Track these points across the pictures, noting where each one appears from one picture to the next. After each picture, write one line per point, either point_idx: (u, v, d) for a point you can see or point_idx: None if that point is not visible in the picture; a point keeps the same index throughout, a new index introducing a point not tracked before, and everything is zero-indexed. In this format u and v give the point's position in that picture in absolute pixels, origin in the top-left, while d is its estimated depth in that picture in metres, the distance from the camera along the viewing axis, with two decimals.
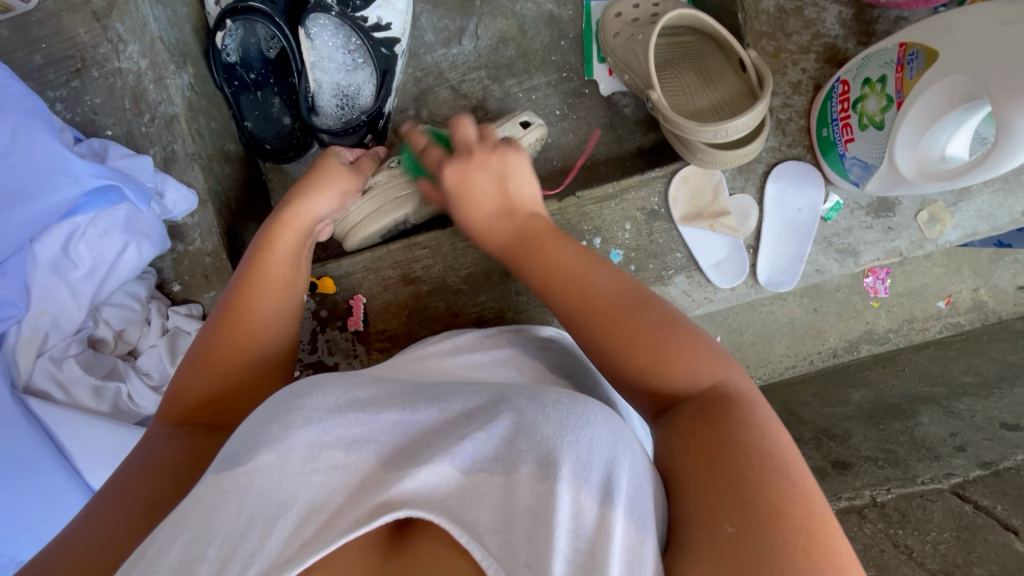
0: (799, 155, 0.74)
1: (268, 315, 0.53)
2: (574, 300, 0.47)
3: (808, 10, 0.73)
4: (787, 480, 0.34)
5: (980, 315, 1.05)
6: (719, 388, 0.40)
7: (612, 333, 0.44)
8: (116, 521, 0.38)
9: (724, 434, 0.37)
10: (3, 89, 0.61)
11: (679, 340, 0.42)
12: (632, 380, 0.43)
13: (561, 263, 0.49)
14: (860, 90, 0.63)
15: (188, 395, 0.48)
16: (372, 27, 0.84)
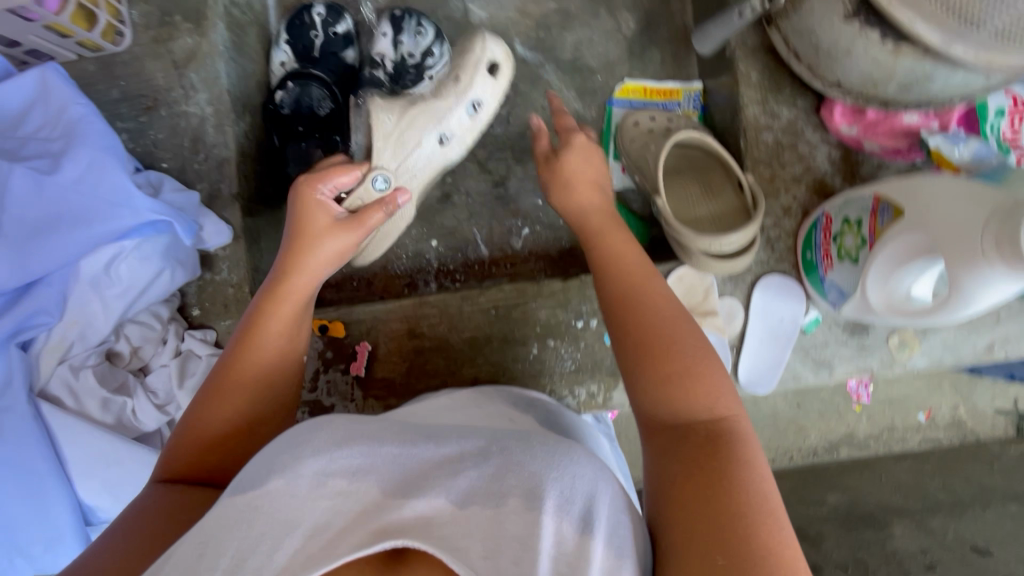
0: (784, 271, 0.82)
1: (270, 351, 0.58)
2: (630, 319, 0.55)
3: (802, 145, 0.82)
4: (777, 525, 0.41)
5: (958, 433, 1.07)
6: (729, 417, 0.48)
7: (651, 357, 0.51)
8: (158, 518, 0.47)
9: (720, 474, 0.43)
10: (87, 125, 0.67)
11: (705, 374, 0.50)
12: (663, 409, 0.49)
13: (624, 268, 0.60)
14: (840, 226, 0.71)
15: (195, 439, 0.53)
16: (416, 104, 0.95)
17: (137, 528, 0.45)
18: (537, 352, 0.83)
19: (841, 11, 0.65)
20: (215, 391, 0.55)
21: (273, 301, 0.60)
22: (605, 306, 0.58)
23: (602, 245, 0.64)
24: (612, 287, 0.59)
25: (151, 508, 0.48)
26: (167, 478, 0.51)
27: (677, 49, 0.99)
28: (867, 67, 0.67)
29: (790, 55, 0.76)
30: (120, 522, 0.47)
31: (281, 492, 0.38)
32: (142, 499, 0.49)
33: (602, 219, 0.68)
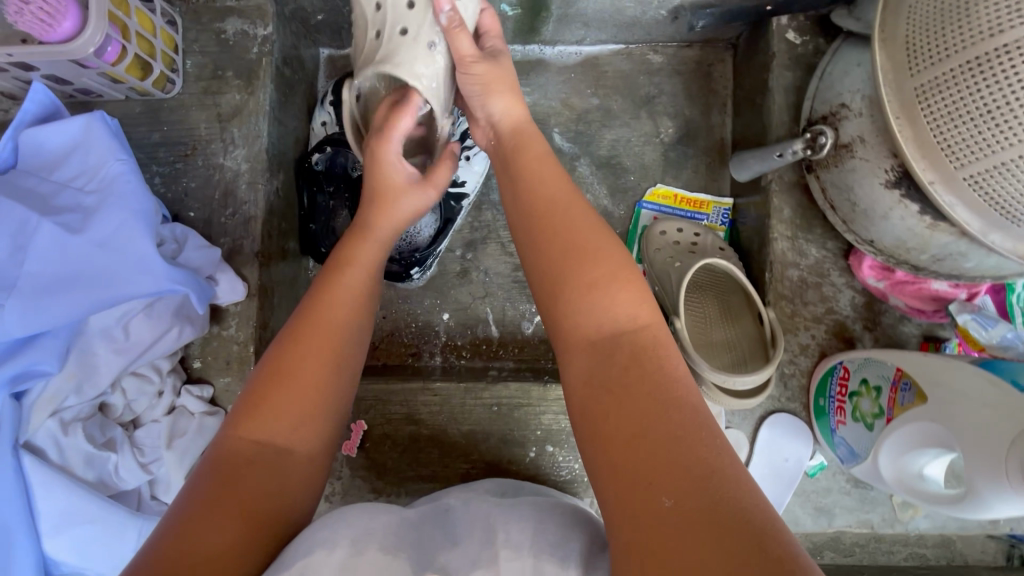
0: (794, 409, 0.80)
1: (340, 328, 0.60)
2: (555, 242, 0.57)
3: (826, 286, 0.81)
4: (712, 434, 0.45)
5: (945, 553, 1.00)
6: (651, 328, 0.52)
7: (575, 255, 0.56)
8: (231, 524, 0.47)
9: (655, 400, 0.47)
10: (123, 185, 0.68)
11: (624, 289, 0.53)
12: (586, 365, 0.52)
13: (549, 192, 0.60)
14: (857, 385, 0.70)
15: (257, 409, 0.54)
16: (449, 183, 0.95)
17: (206, 535, 0.45)
18: (534, 456, 0.82)
19: (882, 178, 0.66)
20: (274, 390, 0.55)
21: (330, 301, 0.61)
22: (517, 227, 0.61)
23: (520, 156, 0.64)
24: (525, 229, 0.60)
25: (208, 502, 0.48)
26: (226, 468, 0.50)
27: (712, 162, 1.00)
28: (902, 234, 0.67)
29: (827, 205, 0.77)
30: (169, 527, 0.46)
31: (325, 559, 0.44)
32: (195, 491, 0.49)
33: (528, 131, 0.67)
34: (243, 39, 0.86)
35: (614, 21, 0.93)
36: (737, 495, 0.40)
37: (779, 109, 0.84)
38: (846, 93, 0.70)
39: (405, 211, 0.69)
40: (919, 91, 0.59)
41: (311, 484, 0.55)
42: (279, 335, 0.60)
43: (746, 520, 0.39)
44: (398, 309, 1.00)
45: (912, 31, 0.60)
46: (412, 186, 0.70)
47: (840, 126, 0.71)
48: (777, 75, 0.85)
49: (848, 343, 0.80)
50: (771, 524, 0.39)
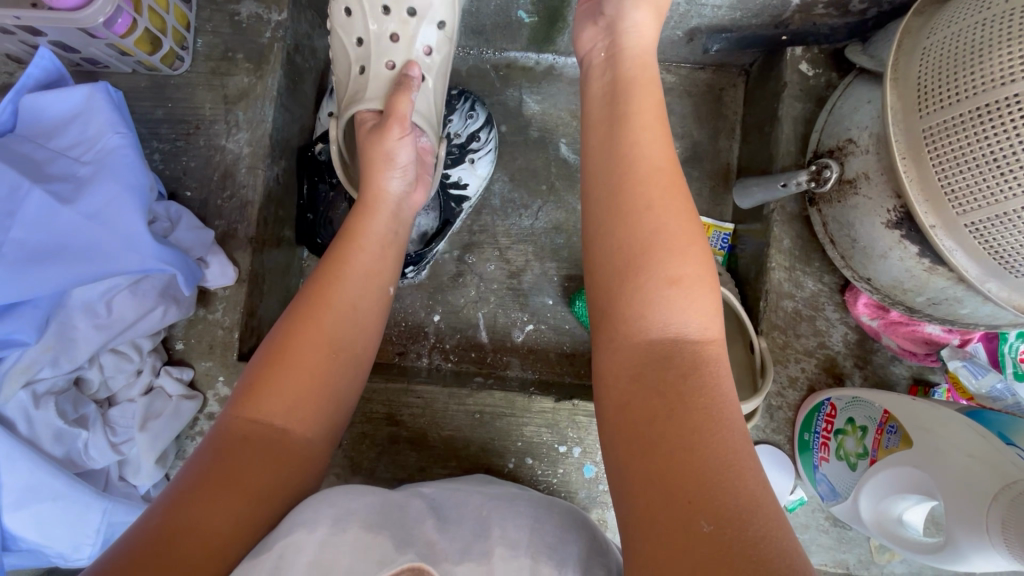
0: (779, 442, 0.79)
1: (346, 309, 0.60)
2: (642, 225, 0.52)
3: (820, 320, 0.81)
4: (751, 462, 0.43)
5: None
6: (716, 345, 0.49)
7: (661, 245, 0.51)
8: (232, 504, 0.47)
9: (690, 410, 0.45)
10: (120, 158, 0.67)
11: (693, 293, 0.50)
12: (632, 357, 0.49)
13: (647, 153, 0.55)
14: (843, 424, 0.69)
15: (259, 391, 0.54)
16: (451, 184, 0.94)
17: (207, 515, 0.45)
18: (513, 467, 0.81)
19: (883, 217, 0.66)
20: (277, 381, 0.54)
21: (338, 293, 0.60)
22: (594, 197, 0.56)
23: (599, 135, 0.59)
24: (608, 198, 0.55)
25: (205, 491, 0.47)
26: (225, 457, 0.50)
27: (716, 186, 0.99)
28: (899, 275, 0.67)
29: (827, 239, 0.76)
30: (162, 510, 0.45)
31: (306, 538, 0.44)
32: (193, 476, 0.48)
33: (645, 80, 0.59)
34: (257, 23, 0.86)
35: None
36: (772, 533, 0.39)
37: (786, 139, 0.84)
38: (854, 129, 0.69)
39: (398, 210, 0.69)
40: (927, 134, 0.59)
41: (311, 479, 0.55)
42: (281, 320, 0.58)
43: (779, 557, 0.37)
44: (389, 307, 0.99)
45: (925, 74, 0.59)
46: (405, 186, 0.70)
47: (846, 161, 0.70)
48: (787, 105, 0.85)
49: (837, 379, 0.79)
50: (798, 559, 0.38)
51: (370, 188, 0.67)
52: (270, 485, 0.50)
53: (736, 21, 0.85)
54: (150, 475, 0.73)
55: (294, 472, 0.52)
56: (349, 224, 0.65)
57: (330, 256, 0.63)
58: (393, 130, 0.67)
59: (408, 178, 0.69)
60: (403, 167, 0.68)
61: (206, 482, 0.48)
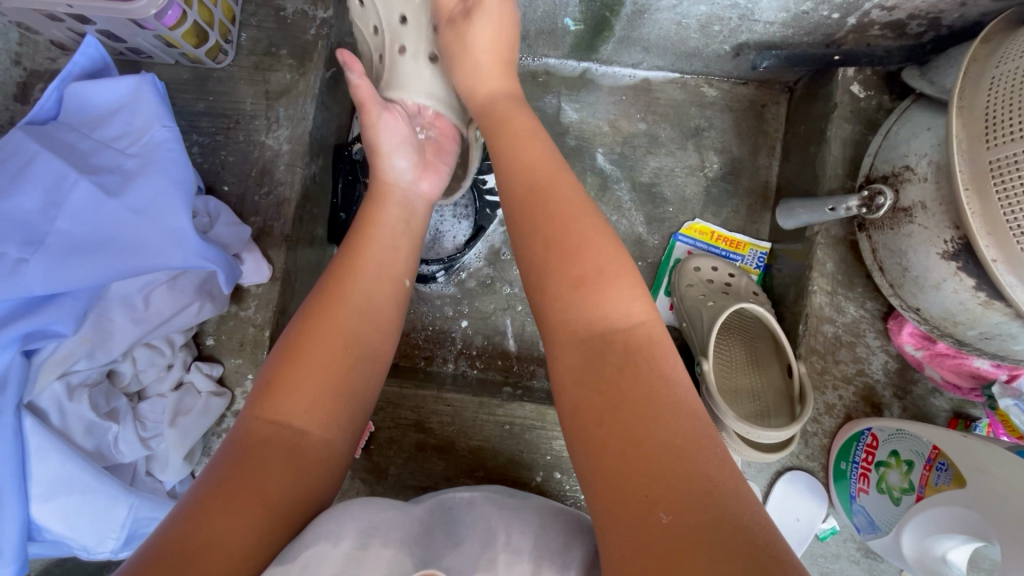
0: (812, 469, 0.78)
1: (360, 303, 0.58)
2: (546, 223, 0.53)
3: (860, 347, 0.80)
4: (708, 443, 0.42)
5: None
6: (645, 326, 0.48)
7: (558, 245, 0.52)
8: (248, 509, 0.45)
9: (634, 399, 0.44)
10: (166, 152, 0.66)
11: (610, 278, 0.49)
12: (574, 357, 0.48)
13: (532, 165, 0.57)
14: (885, 456, 0.68)
15: (276, 390, 0.52)
16: (487, 190, 0.93)
17: (225, 524, 0.43)
18: (540, 480, 0.80)
19: (939, 248, 0.64)
20: (295, 383, 0.52)
21: (355, 288, 0.59)
22: (507, 212, 0.57)
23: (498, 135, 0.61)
24: (518, 207, 0.55)
25: (224, 497, 0.45)
26: (244, 464, 0.47)
27: (754, 204, 0.98)
28: (951, 307, 0.65)
29: (875, 266, 0.75)
30: (181, 524, 0.43)
31: (331, 550, 0.43)
32: (210, 486, 0.46)
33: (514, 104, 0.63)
34: (302, 20, 0.85)
35: (674, 49, 0.92)
36: (737, 513, 0.38)
37: (833, 161, 0.83)
38: (912, 156, 0.68)
39: (406, 199, 0.68)
40: (994, 166, 0.57)
41: (332, 485, 0.53)
42: (295, 319, 0.57)
43: (750, 544, 0.36)
44: (417, 311, 0.98)
45: (994, 104, 0.58)
46: (412, 173, 0.69)
47: (901, 188, 0.69)
48: (837, 127, 0.84)
49: (875, 408, 0.78)
50: (762, 534, 0.37)
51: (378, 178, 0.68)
52: (289, 490, 0.48)
53: (787, 38, 0.84)
54: (178, 472, 0.72)
55: (315, 478, 0.50)
56: (364, 213, 0.65)
57: (343, 250, 0.62)
58: (386, 113, 0.68)
59: (416, 166, 0.69)
60: (403, 158, 0.68)
61: (226, 489, 0.45)
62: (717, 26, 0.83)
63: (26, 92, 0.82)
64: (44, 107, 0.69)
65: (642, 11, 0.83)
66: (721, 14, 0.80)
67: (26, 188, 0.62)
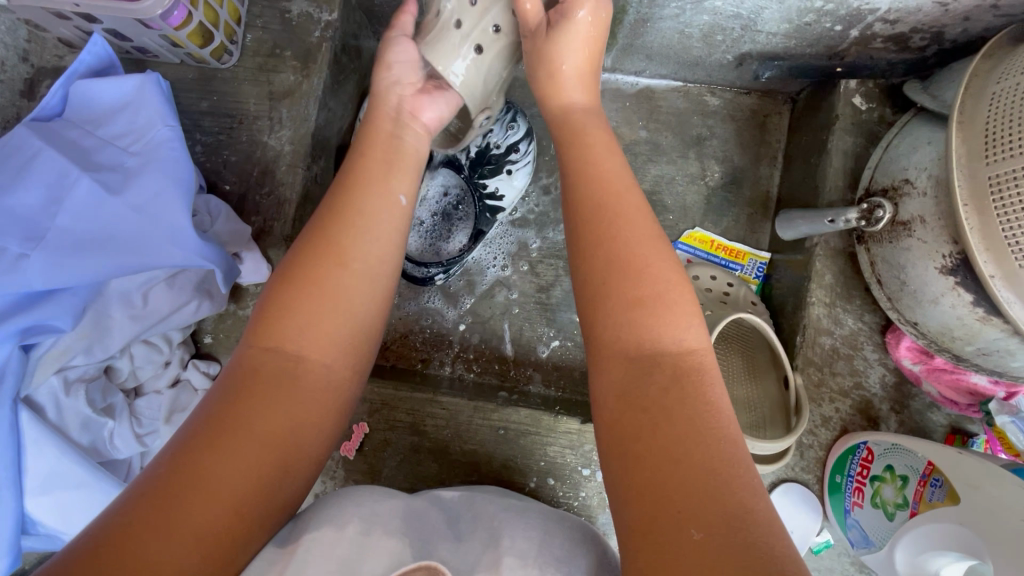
0: (807, 481, 0.78)
1: (356, 228, 0.57)
2: (604, 220, 0.55)
3: (858, 359, 0.79)
4: (745, 474, 0.42)
5: None
6: (695, 351, 0.49)
7: (618, 265, 0.52)
8: (241, 440, 0.45)
9: (677, 420, 0.44)
10: (168, 151, 0.67)
11: (672, 306, 0.50)
12: (622, 374, 0.49)
13: (601, 175, 0.59)
14: (881, 471, 0.68)
15: (272, 320, 0.51)
16: (487, 195, 0.91)
17: (214, 454, 0.43)
18: (533, 487, 0.80)
19: (938, 262, 0.64)
20: (293, 310, 0.52)
21: (352, 211, 0.57)
22: (573, 203, 0.58)
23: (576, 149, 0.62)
24: (586, 206, 0.57)
25: (216, 426, 0.45)
26: (239, 393, 0.47)
27: (755, 213, 0.98)
28: (948, 322, 0.65)
29: (873, 279, 0.75)
30: (172, 453, 0.43)
31: (335, 535, 0.44)
32: (204, 414, 0.46)
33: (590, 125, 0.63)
34: (307, 22, 0.85)
35: (677, 58, 0.92)
36: (757, 530, 0.38)
37: (834, 174, 0.83)
38: (912, 169, 0.68)
39: (399, 130, 0.66)
40: (993, 182, 0.57)
41: (334, 414, 0.51)
42: (295, 246, 0.56)
43: (772, 557, 0.37)
44: (415, 313, 0.98)
45: (994, 119, 0.58)
46: (409, 93, 0.69)
47: (900, 203, 0.69)
48: (838, 139, 0.84)
49: (872, 422, 0.77)
50: (779, 546, 0.38)
51: (377, 92, 0.68)
52: (282, 418, 0.47)
53: (789, 50, 0.84)
54: None
55: (311, 404, 0.49)
56: (367, 134, 0.64)
57: (342, 177, 0.60)
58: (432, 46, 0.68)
59: (412, 86, 0.69)
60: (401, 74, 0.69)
61: (218, 419, 0.45)
62: (719, 36, 0.83)
63: (33, 89, 0.83)
64: (50, 104, 0.70)
65: (645, 20, 0.83)
66: (724, 24, 0.80)
67: (29, 183, 0.62)
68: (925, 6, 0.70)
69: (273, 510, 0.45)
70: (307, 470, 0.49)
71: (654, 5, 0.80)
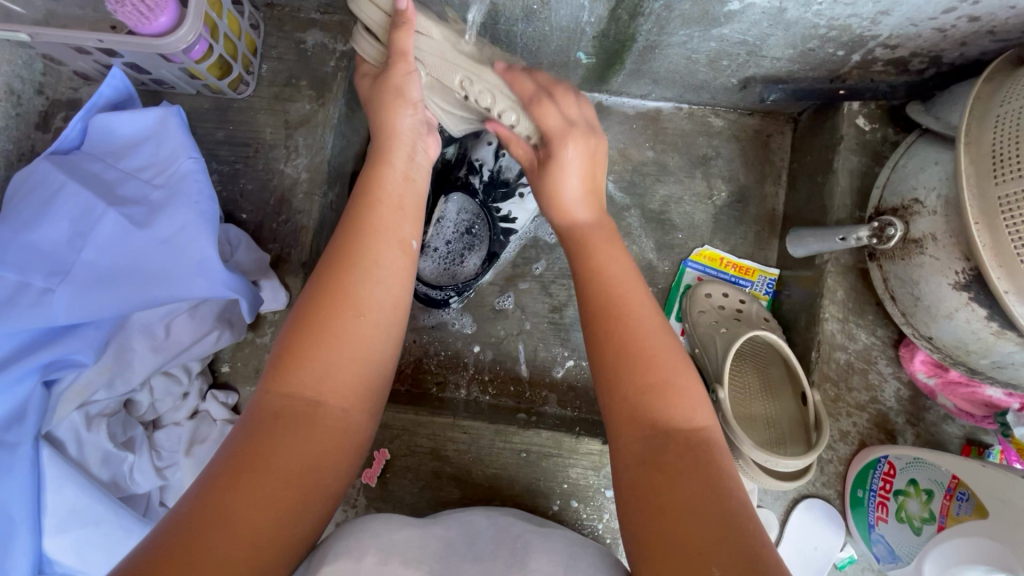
0: (828, 497, 0.78)
1: (372, 270, 0.57)
2: (621, 347, 0.55)
3: (872, 374, 0.81)
4: (756, 536, 0.45)
5: None
6: (706, 430, 0.52)
7: (630, 358, 0.55)
8: (267, 487, 0.45)
9: (689, 485, 0.47)
10: (192, 184, 0.67)
11: (680, 387, 0.53)
12: (638, 445, 0.51)
13: (616, 272, 0.61)
14: (903, 484, 0.69)
15: (291, 361, 0.51)
16: (501, 218, 0.93)
17: (242, 500, 0.44)
18: (557, 509, 0.80)
19: (951, 278, 0.65)
20: (308, 354, 0.52)
21: (364, 259, 0.57)
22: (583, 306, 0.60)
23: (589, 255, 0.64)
24: (597, 320, 0.58)
25: (240, 471, 0.45)
26: (256, 438, 0.47)
27: (762, 230, 1.00)
28: (963, 336, 0.67)
29: (887, 294, 0.76)
30: (194, 500, 0.43)
31: (354, 565, 0.45)
32: (226, 459, 0.46)
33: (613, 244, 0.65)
34: (322, 52, 0.87)
35: (683, 81, 0.94)
36: None
37: (841, 192, 0.86)
38: (920, 189, 0.70)
39: (412, 166, 0.65)
40: (1003, 201, 0.59)
41: (349, 457, 0.52)
42: (309, 289, 0.56)
43: None
44: (430, 335, 0.98)
45: (1000, 140, 0.60)
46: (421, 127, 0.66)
47: (911, 221, 0.71)
48: (844, 158, 0.86)
49: (889, 435, 0.78)
50: None
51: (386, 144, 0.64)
52: (306, 459, 0.48)
53: (793, 74, 0.86)
54: None
55: (333, 445, 0.50)
56: (372, 177, 0.63)
57: (353, 220, 0.60)
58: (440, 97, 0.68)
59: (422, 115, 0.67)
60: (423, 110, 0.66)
61: (237, 466, 0.45)
62: (725, 61, 0.86)
63: (48, 121, 0.83)
64: (69, 137, 0.70)
65: (654, 46, 0.85)
66: (730, 49, 0.83)
67: (53, 220, 0.63)
68: (925, 33, 0.72)
69: (298, 543, 0.46)
70: (323, 515, 0.49)
71: (663, 33, 0.81)
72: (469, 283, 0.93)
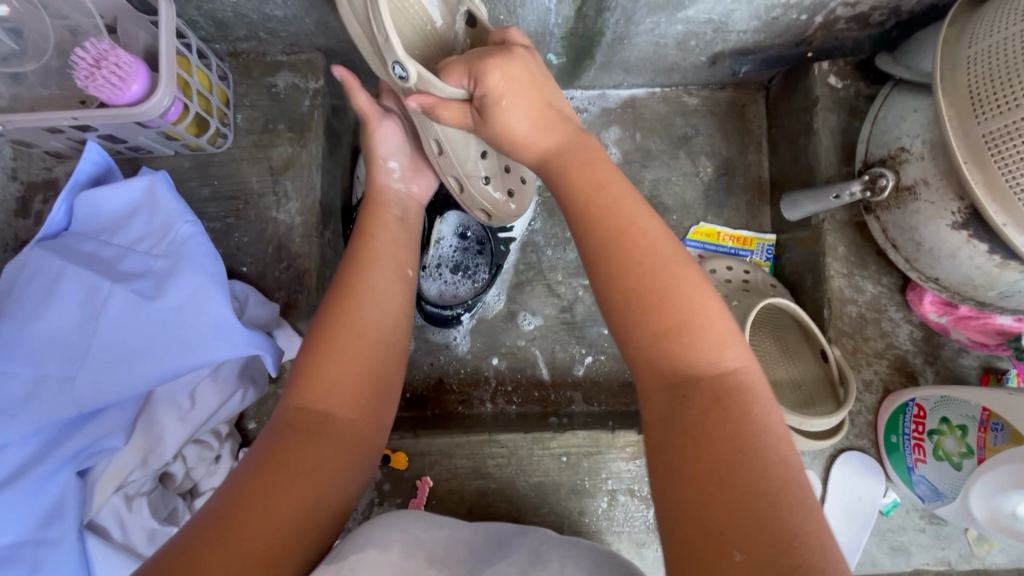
0: (863, 447, 0.80)
1: (376, 292, 0.59)
2: (630, 278, 0.48)
3: (885, 321, 0.83)
4: (798, 494, 0.40)
5: None
6: (738, 371, 0.46)
7: (646, 285, 0.47)
8: (290, 489, 0.45)
9: (715, 438, 0.42)
10: (196, 248, 0.66)
11: (712, 326, 0.46)
12: (658, 402, 0.46)
13: (600, 175, 0.54)
14: (937, 424, 0.70)
15: (307, 376, 0.53)
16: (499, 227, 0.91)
17: (266, 504, 0.44)
18: (605, 506, 0.80)
19: (948, 219, 0.67)
20: (320, 372, 0.53)
21: (361, 282, 0.59)
22: (576, 229, 0.53)
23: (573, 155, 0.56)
24: (602, 242, 0.50)
25: (267, 475, 0.46)
26: (276, 446, 0.48)
27: (752, 199, 1.01)
28: (968, 273, 0.69)
29: (888, 244, 0.78)
30: (221, 502, 0.44)
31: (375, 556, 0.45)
32: (251, 465, 0.47)
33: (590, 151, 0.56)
34: (295, 93, 0.86)
35: (653, 66, 0.95)
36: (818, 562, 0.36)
37: (825, 151, 0.88)
38: (905, 138, 0.72)
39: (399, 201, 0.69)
40: (989, 138, 0.61)
41: (364, 467, 0.52)
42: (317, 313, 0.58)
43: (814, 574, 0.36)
44: (446, 355, 0.98)
45: (975, 81, 0.62)
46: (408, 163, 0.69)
47: (901, 169, 0.73)
48: (822, 118, 0.88)
49: (910, 378, 0.81)
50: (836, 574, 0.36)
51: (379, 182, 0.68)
52: (326, 467, 0.49)
53: (759, 44, 0.88)
54: None
55: (349, 453, 0.51)
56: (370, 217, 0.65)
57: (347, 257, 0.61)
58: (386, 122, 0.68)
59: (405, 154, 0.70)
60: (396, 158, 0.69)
61: (258, 474, 0.46)
62: (693, 41, 0.87)
63: (27, 206, 0.81)
64: (55, 219, 0.68)
65: (622, 38, 0.86)
66: (697, 30, 0.84)
67: (58, 307, 0.61)
68: None
69: (320, 540, 0.46)
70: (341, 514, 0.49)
71: (630, 24, 0.82)
72: (479, 296, 0.92)
